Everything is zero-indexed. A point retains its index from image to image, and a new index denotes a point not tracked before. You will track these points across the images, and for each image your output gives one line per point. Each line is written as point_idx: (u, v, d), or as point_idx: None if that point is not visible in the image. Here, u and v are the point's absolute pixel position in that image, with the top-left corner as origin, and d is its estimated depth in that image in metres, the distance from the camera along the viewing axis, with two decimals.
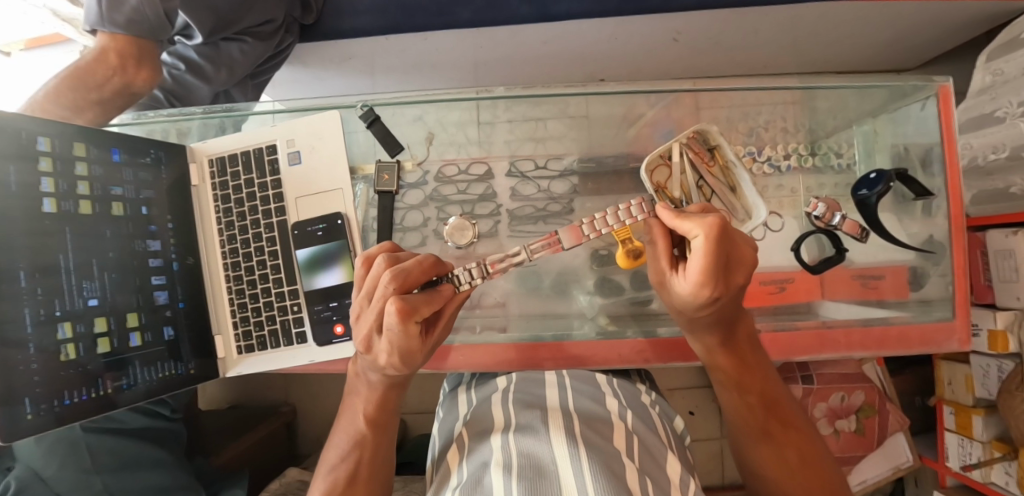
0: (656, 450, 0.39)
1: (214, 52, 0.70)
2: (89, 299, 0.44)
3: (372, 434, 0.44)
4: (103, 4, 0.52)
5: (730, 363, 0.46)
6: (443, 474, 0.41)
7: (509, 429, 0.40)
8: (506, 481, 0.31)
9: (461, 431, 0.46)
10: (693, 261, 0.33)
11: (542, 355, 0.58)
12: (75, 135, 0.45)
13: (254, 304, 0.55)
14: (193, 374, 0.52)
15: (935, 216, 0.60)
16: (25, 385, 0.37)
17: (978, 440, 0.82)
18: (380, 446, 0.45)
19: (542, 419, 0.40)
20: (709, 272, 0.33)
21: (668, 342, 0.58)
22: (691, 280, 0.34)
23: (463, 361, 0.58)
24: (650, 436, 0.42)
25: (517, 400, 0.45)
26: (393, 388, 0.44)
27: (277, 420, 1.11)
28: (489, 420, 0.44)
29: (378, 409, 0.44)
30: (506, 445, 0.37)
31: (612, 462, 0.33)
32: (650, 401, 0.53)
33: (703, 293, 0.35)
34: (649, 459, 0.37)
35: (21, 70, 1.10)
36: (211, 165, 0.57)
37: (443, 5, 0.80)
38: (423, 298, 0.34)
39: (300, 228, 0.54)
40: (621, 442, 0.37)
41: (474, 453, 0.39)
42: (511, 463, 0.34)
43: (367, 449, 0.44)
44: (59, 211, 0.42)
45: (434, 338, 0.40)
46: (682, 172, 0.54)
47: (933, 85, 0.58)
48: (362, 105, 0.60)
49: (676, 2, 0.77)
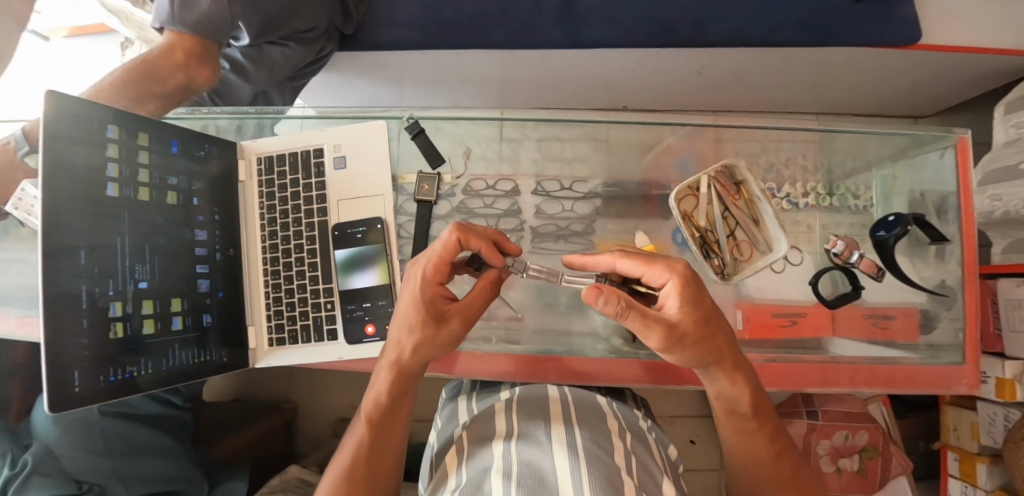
0: (654, 472, 0.41)
1: (258, 53, 0.73)
2: (140, 282, 0.46)
3: (375, 435, 0.47)
4: (177, 7, 0.54)
5: (759, 404, 0.44)
6: (442, 474, 0.43)
7: (510, 437, 0.42)
8: (505, 488, 0.34)
9: (462, 433, 0.47)
10: (642, 269, 0.38)
11: (546, 368, 0.59)
12: (140, 126, 0.47)
13: (288, 299, 0.57)
14: (225, 361, 0.53)
15: (947, 260, 0.61)
16: (77, 359, 0.38)
17: (982, 488, 0.81)
18: (380, 447, 0.47)
19: (545, 429, 0.42)
20: (657, 260, 0.38)
21: (666, 366, 0.58)
22: (658, 274, 0.37)
23: (479, 365, 0.59)
24: (648, 457, 0.44)
25: (520, 410, 0.47)
26: (387, 414, 0.47)
27: (276, 417, 1.09)
28: (489, 427, 0.46)
29: (379, 411, 0.47)
30: (507, 454, 0.39)
31: (612, 476, 0.35)
32: (648, 425, 0.56)
33: (689, 277, 0.37)
34: (646, 475, 0.40)
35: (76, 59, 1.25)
36: (259, 163, 0.59)
37: (479, 25, 0.84)
38: (440, 248, 0.41)
39: (340, 229, 0.56)
40: (621, 457, 0.39)
41: (474, 457, 0.41)
42: (511, 471, 0.36)
43: (365, 447, 0.46)
44: (121, 195, 0.45)
45: (450, 320, 0.43)
46: (709, 202, 0.60)
47: (951, 135, 0.59)
48: (407, 118, 0.63)
49: (703, 38, 0.81)
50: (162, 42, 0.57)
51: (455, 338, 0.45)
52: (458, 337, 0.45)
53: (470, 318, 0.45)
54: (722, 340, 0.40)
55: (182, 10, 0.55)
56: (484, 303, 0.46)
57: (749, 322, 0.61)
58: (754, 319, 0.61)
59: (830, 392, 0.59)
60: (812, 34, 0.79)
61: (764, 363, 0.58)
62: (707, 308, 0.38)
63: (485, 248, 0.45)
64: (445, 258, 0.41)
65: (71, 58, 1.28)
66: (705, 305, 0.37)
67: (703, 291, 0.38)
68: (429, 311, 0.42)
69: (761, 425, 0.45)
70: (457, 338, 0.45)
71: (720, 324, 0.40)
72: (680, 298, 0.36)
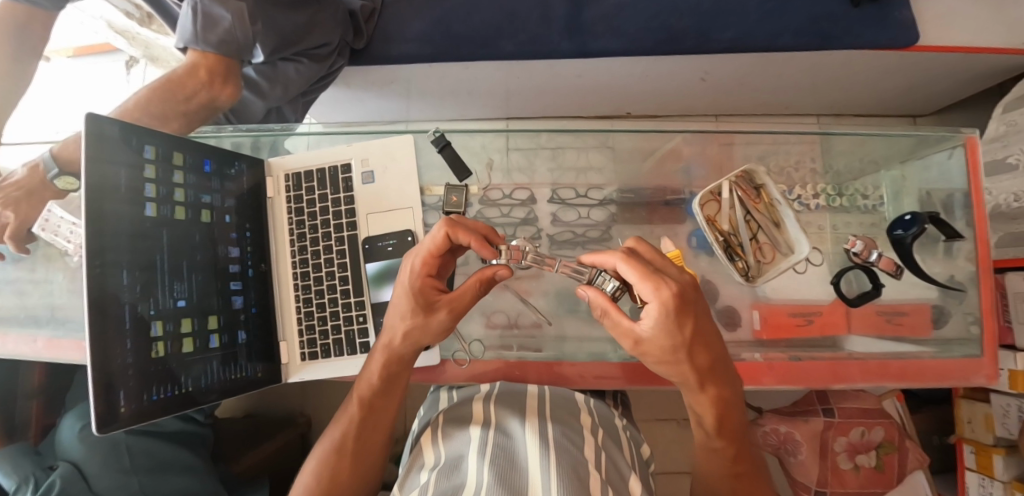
0: (621, 465, 0.42)
1: (272, 70, 0.74)
2: (178, 300, 0.46)
3: (366, 414, 0.49)
4: (201, 25, 0.52)
5: (728, 429, 0.43)
6: (417, 452, 0.45)
7: (485, 424, 0.44)
8: (480, 466, 0.36)
9: (438, 417, 0.50)
10: (635, 279, 0.36)
11: (528, 369, 0.61)
12: (174, 146, 0.48)
13: (319, 313, 0.58)
14: (260, 377, 0.54)
15: (956, 257, 0.63)
16: (121, 377, 0.39)
17: (1000, 480, 0.81)
18: (371, 423, 0.49)
19: (519, 421, 0.44)
20: (649, 278, 0.35)
21: (646, 368, 0.60)
22: (641, 293, 0.36)
23: (478, 371, 0.61)
24: (618, 453, 0.45)
25: (497, 400, 0.49)
26: (380, 396, 0.49)
27: (292, 431, 1.07)
28: (467, 409, 0.49)
29: (373, 392, 0.49)
30: (483, 438, 0.41)
31: (579, 466, 0.36)
32: (622, 424, 0.57)
33: (669, 307, 0.35)
34: (613, 468, 0.41)
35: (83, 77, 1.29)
36: (287, 179, 0.61)
37: (487, 38, 0.86)
38: (430, 242, 0.44)
39: (371, 243, 0.58)
40: (591, 452, 0.40)
41: (452, 438, 0.43)
42: (485, 452, 0.38)
43: (356, 425, 0.49)
44: (159, 215, 0.46)
45: (436, 314, 0.46)
46: (731, 207, 0.61)
47: (959, 136, 0.61)
48: (435, 131, 0.62)
49: (708, 45, 0.83)
50: (185, 61, 0.55)
51: (445, 329, 0.47)
52: (448, 325, 0.47)
53: (458, 312, 0.46)
54: (695, 368, 0.39)
55: (206, 29, 0.53)
56: (476, 296, 0.46)
57: (766, 323, 0.62)
58: (771, 319, 0.62)
59: (841, 389, 0.60)
60: (815, 38, 0.80)
61: (771, 363, 0.59)
62: (682, 338, 0.37)
63: (475, 241, 0.44)
64: (435, 248, 0.44)
65: (87, 82, 1.31)
66: (678, 335, 0.36)
67: (685, 318, 0.36)
68: (417, 302, 0.45)
69: (726, 446, 0.44)
70: (446, 326, 0.47)
71: (701, 349, 0.38)
72: (653, 321, 0.36)
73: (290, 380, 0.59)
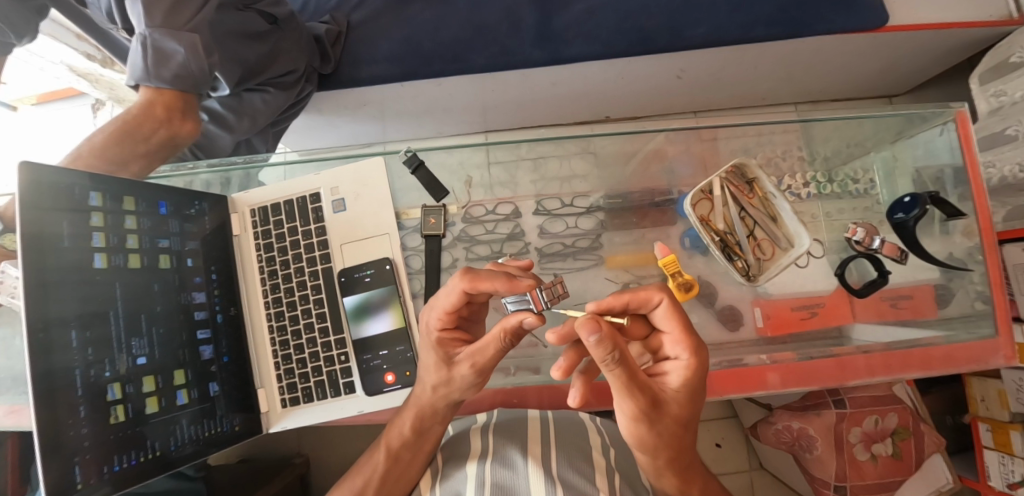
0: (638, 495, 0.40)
1: (237, 102, 0.71)
2: (138, 358, 0.42)
3: (391, 465, 0.46)
4: (152, 60, 0.49)
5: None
6: None
7: (485, 460, 0.40)
8: None
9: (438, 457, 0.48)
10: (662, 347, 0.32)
11: (527, 391, 0.59)
12: (124, 189, 0.45)
13: (298, 355, 0.55)
14: (237, 430, 0.50)
15: (952, 234, 0.62)
16: (76, 450, 0.35)
17: (1019, 456, 0.79)
18: (393, 479, 0.46)
19: (522, 452, 0.40)
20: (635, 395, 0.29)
21: None
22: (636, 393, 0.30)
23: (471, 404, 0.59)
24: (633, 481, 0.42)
25: (496, 430, 0.46)
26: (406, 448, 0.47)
27: (291, 473, 1.02)
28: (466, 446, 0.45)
29: (400, 440, 0.46)
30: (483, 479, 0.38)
31: None
32: None
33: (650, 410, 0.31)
34: None
35: (51, 121, 1.26)
36: (253, 214, 0.58)
37: (458, 53, 0.85)
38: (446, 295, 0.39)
39: (346, 275, 0.55)
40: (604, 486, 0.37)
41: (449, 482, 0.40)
42: None
43: (377, 477, 0.46)
44: (110, 265, 0.42)
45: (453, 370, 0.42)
46: (724, 204, 0.59)
47: (949, 111, 0.61)
48: (405, 151, 0.60)
49: (682, 43, 0.82)
50: (138, 100, 0.51)
51: (472, 383, 0.43)
52: (474, 381, 0.43)
53: (482, 369, 0.41)
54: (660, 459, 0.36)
55: (158, 63, 0.50)
56: (501, 352, 0.38)
57: (769, 320, 0.60)
58: (774, 316, 0.60)
59: (849, 382, 0.58)
60: (785, 29, 0.80)
61: (777, 365, 0.58)
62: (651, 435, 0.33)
63: (501, 284, 0.36)
64: (453, 304, 0.39)
65: (53, 127, 1.26)
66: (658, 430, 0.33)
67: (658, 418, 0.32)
68: (439, 356, 0.42)
69: None
70: (473, 381, 0.43)
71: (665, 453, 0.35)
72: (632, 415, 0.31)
73: (272, 430, 0.55)
